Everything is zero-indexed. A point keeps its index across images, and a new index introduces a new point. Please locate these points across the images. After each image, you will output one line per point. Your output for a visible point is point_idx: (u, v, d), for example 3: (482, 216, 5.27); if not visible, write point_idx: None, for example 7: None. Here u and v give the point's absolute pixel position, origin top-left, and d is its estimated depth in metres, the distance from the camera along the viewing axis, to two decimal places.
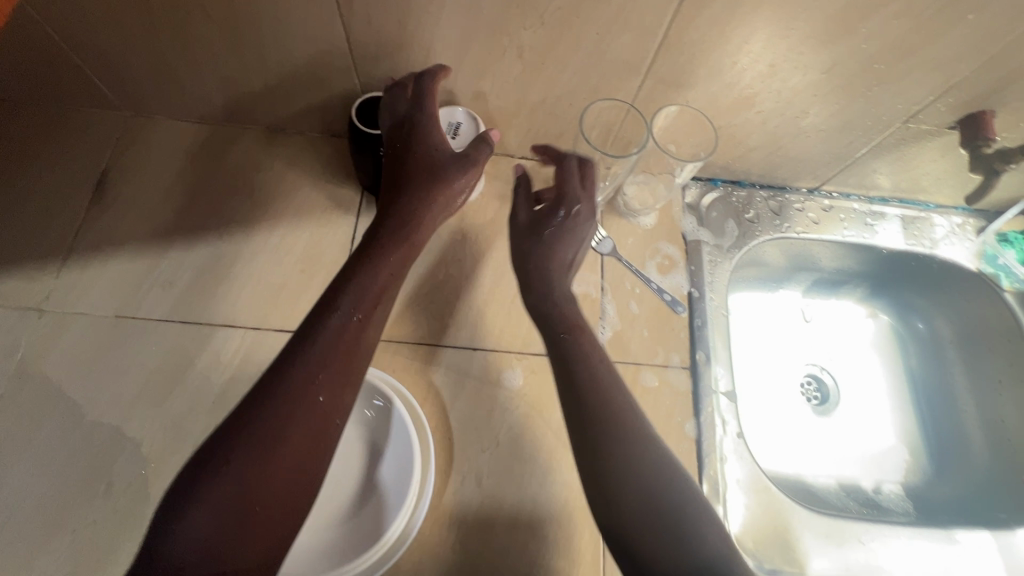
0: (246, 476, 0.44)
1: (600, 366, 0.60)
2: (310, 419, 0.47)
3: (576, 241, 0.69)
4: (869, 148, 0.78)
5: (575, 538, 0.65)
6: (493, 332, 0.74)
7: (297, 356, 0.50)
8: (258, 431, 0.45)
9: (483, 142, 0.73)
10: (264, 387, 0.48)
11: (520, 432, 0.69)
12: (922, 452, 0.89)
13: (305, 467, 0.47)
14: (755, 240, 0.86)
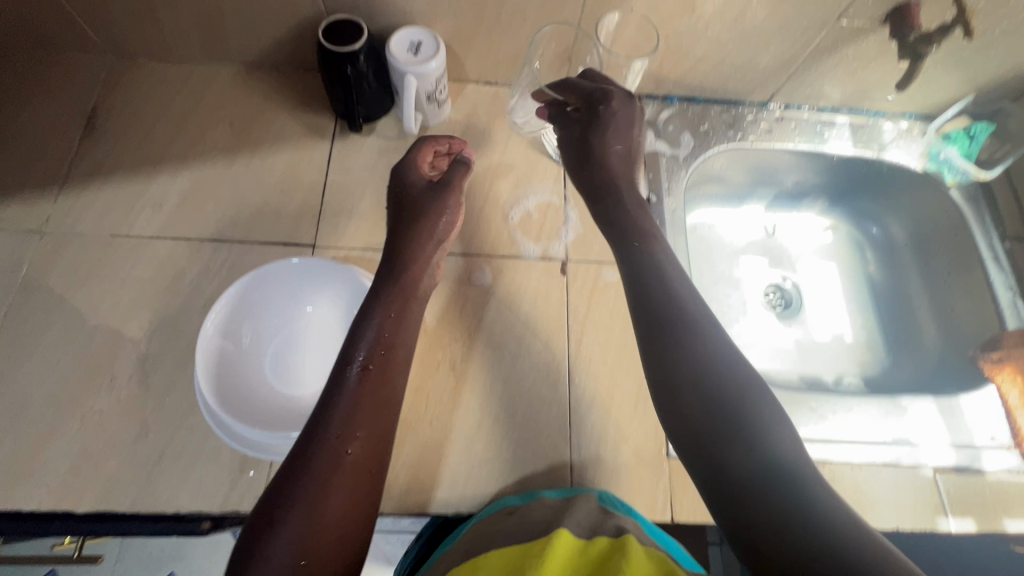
0: (303, 503, 0.47)
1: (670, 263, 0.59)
2: (349, 455, 0.50)
3: (624, 141, 0.69)
4: (810, 51, 0.83)
5: (543, 413, 0.70)
6: (462, 239, 0.79)
7: (327, 400, 0.53)
8: (305, 473, 0.48)
9: (444, 58, 0.77)
10: (304, 438, 0.51)
11: (490, 323, 0.74)
12: (879, 345, 0.96)
13: (348, 498, 0.48)
14: (710, 150, 0.91)
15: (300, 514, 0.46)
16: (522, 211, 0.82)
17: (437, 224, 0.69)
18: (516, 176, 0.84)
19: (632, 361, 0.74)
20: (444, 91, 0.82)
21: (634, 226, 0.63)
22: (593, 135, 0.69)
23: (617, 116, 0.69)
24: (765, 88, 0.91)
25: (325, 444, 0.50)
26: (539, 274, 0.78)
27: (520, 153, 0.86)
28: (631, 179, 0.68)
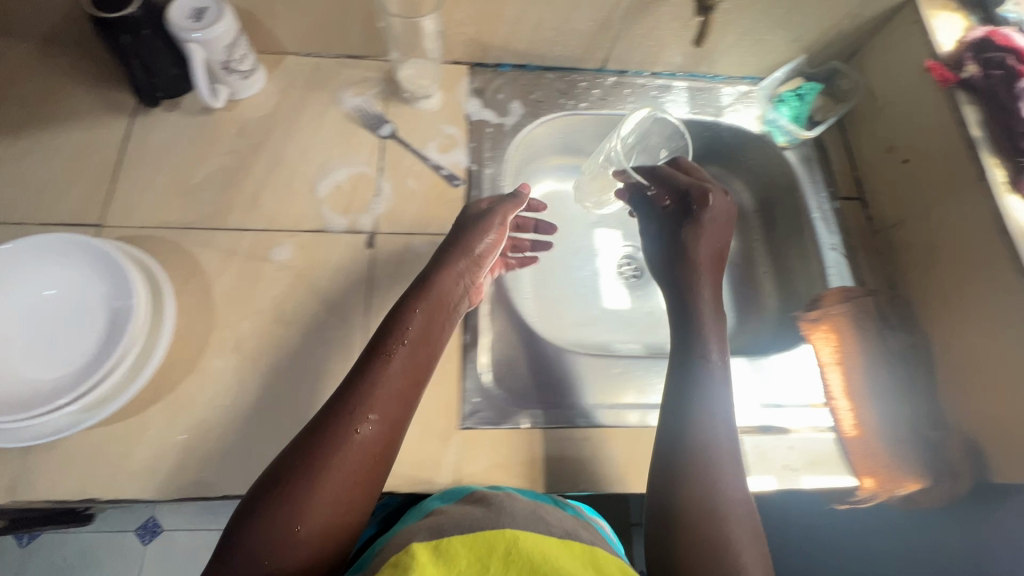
0: (278, 489, 0.48)
1: (708, 319, 0.69)
2: (354, 457, 0.50)
3: (716, 237, 0.73)
4: (625, 11, 0.81)
5: (333, 388, 0.68)
6: (265, 214, 0.76)
7: (361, 397, 0.54)
8: (304, 480, 0.48)
9: (234, 24, 0.74)
10: (321, 430, 0.51)
11: (284, 299, 0.72)
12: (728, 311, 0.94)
13: (354, 505, 0.50)
14: (542, 118, 0.89)
15: (303, 522, 0.46)
16: (331, 184, 0.79)
17: (480, 241, 0.69)
18: (329, 149, 0.81)
19: None
20: (249, 58, 0.80)
21: (695, 308, 0.70)
22: (689, 227, 0.74)
23: (715, 204, 0.73)
24: (596, 54, 0.89)
25: (313, 438, 0.51)
26: (344, 247, 0.76)
27: (335, 124, 0.83)
28: (716, 254, 0.74)
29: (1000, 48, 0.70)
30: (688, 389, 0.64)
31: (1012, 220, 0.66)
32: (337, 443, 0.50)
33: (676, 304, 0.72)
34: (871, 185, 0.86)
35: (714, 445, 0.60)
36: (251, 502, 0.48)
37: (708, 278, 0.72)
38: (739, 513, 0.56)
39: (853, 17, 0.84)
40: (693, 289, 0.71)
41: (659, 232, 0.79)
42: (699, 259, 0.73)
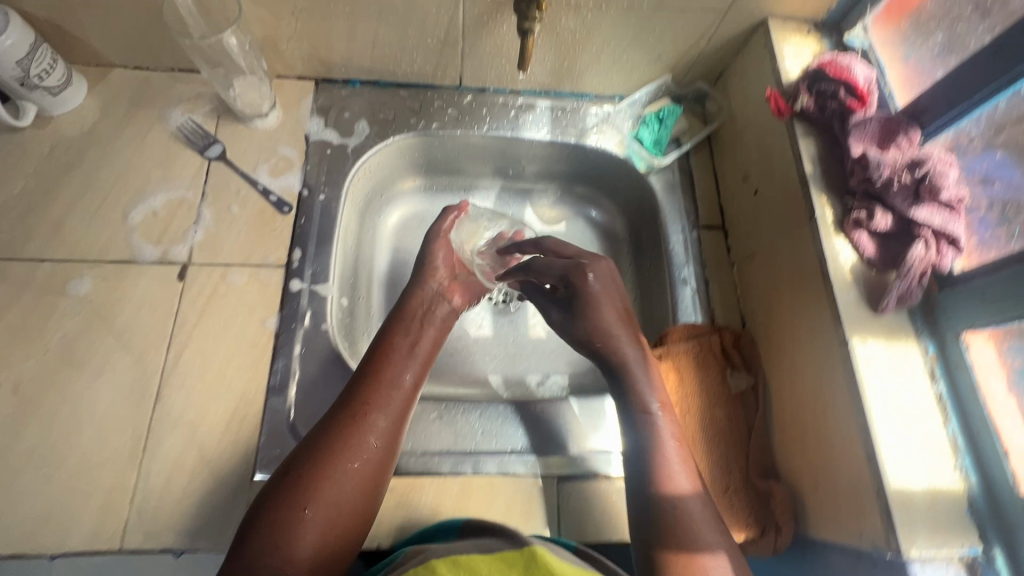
0: (306, 477, 0.50)
1: (648, 393, 0.63)
2: (367, 444, 0.53)
3: (610, 293, 0.68)
4: (464, 29, 0.76)
5: (117, 436, 0.64)
6: (65, 243, 0.71)
7: (350, 400, 0.56)
8: (316, 465, 0.51)
9: (22, 34, 0.68)
10: (325, 428, 0.54)
11: (76, 338, 0.67)
12: None
13: (365, 493, 0.52)
14: (389, 139, 0.84)
15: (310, 505, 0.49)
16: (145, 211, 0.74)
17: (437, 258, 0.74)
18: (148, 171, 0.76)
19: (237, 374, 0.68)
20: (60, 68, 0.74)
21: (631, 381, 0.64)
22: (578, 299, 0.69)
23: (595, 278, 0.68)
24: (448, 71, 0.84)
25: (343, 426, 0.54)
26: (151, 280, 0.71)
27: (159, 145, 0.78)
28: (620, 313, 0.68)
29: (833, 79, 0.67)
30: (642, 450, 0.60)
31: (835, 263, 0.63)
32: (352, 435, 0.53)
33: (614, 386, 0.66)
34: (731, 214, 0.82)
35: (671, 472, 0.58)
36: (262, 498, 0.50)
37: (625, 338, 0.67)
38: (703, 519, 0.54)
39: (711, 38, 0.79)
40: (622, 369, 0.65)
41: (552, 308, 0.73)
42: (616, 328, 0.67)
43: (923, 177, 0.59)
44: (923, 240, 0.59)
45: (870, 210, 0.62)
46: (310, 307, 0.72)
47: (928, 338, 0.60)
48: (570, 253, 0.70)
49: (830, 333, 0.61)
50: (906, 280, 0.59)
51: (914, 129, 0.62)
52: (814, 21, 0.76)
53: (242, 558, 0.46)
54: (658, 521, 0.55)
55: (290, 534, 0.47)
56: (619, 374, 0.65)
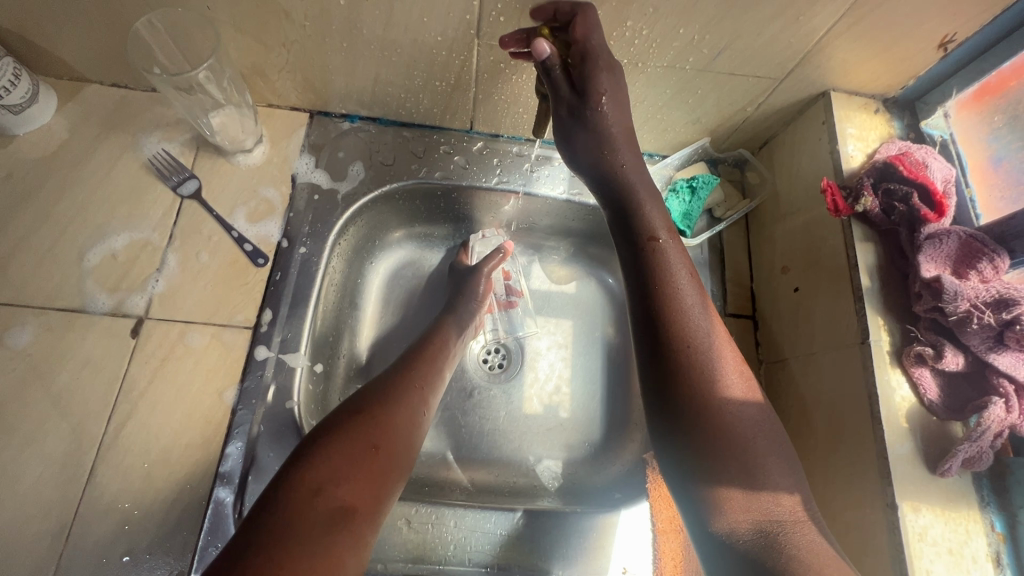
0: (369, 416, 0.53)
1: (684, 288, 0.54)
2: (417, 401, 0.58)
3: (625, 122, 0.60)
4: (477, 75, 0.66)
5: (40, 519, 0.56)
6: (10, 285, 0.63)
7: (402, 368, 0.61)
8: (382, 410, 0.54)
9: None
10: (376, 385, 0.58)
11: (8, 398, 0.59)
12: (598, 426, 0.80)
13: (415, 442, 0.56)
14: (386, 187, 0.75)
15: (378, 444, 0.51)
16: (104, 252, 0.66)
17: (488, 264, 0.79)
18: (113, 205, 0.68)
19: (183, 454, 0.60)
20: (25, 83, 0.66)
21: (663, 274, 0.54)
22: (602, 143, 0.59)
23: (610, 87, 0.57)
24: (458, 115, 0.75)
25: (393, 386, 0.58)
26: (99, 335, 0.63)
27: (128, 176, 0.70)
28: (654, 193, 0.59)
29: (904, 179, 0.58)
30: (674, 360, 0.51)
31: (888, 404, 0.53)
32: (401, 392, 0.58)
33: (634, 289, 0.56)
34: (764, 306, 0.72)
35: (717, 373, 0.51)
36: (316, 433, 0.51)
37: (699, 325, 0.53)
38: (751, 425, 0.49)
39: (760, 105, 0.69)
40: (657, 267, 0.55)
41: (565, 141, 0.61)
42: (648, 206, 0.58)
43: (1011, 321, 0.48)
44: (1002, 396, 0.49)
45: (937, 345, 0.52)
46: (276, 380, 0.64)
47: (996, 512, 0.50)
48: (596, 82, 0.56)
49: (873, 491, 0.51)
50: (977, 444, 0.49)
51: (1001, 254, 0.52)
52: (885, 98, 0.66)
53: (308, 481, 0.46)
54: (705, 437, 0.49)
55: (360, 467, 0.49)
56: (663, 290, 0.54)
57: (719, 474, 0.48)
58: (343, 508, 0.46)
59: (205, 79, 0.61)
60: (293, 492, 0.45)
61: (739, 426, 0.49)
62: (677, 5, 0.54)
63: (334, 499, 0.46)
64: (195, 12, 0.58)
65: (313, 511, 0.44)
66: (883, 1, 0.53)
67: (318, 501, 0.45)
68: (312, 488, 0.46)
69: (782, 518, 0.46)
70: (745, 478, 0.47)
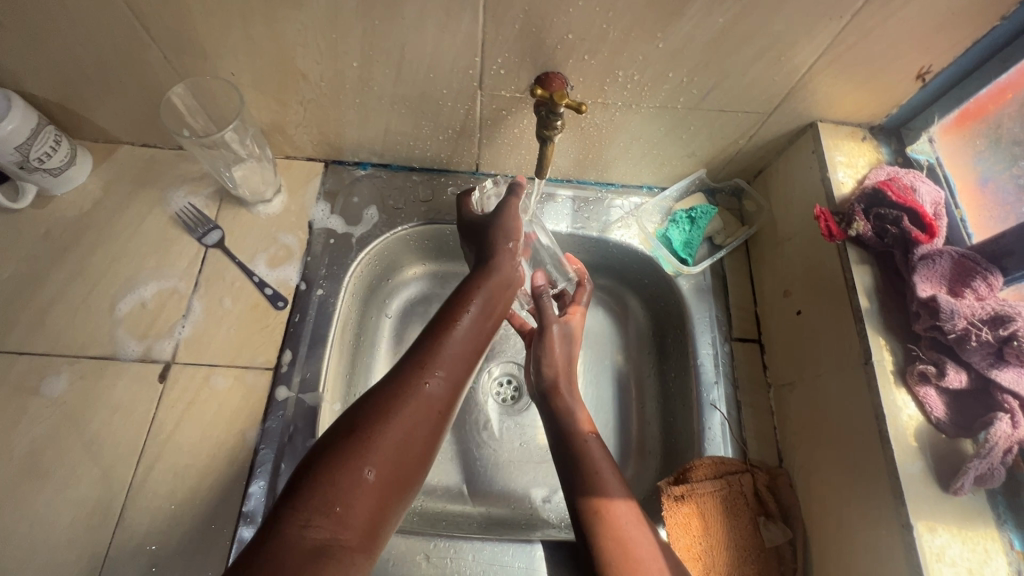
0: (367, 430, 0.46)
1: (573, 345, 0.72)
2: (433, 402, 0.50)
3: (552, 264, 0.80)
4: (481, 122, 0.70)
5: (70, 564, 0.58)
6: (47, 335, 0.67)
7: (421, 355, 0.52)
8: (384, 420, 0.47)
9: (28, 119, 0.64)
10: (381, 382, 0.50)
11: (43, 445, 0.62)
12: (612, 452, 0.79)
13: (426, 451, 0.49)
14: (397, 229, 0.79)
15: (373, 465, 0.45)
16: (133, 301, 0.70)
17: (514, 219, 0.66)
18: (142, 256, 0.73)
19: (208, 494, 0.62)
20: (64, 148, 0.71)
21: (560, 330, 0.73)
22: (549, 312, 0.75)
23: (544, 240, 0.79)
24: (463, 159, 0.79)
25: (399, 384, 0.50)
26: (129, 381, 0.66)
27: (157, 228, 0.74)
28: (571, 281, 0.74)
29: (894, 204, 0.60)
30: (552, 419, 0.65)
31: (896, 424, 0.53)
32: (412, 392, 0.49)
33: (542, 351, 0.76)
34: (769, 330, 0.73)
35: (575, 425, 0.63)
36: (314, 450, 0.46)
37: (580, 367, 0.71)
38: (597, 464, 0.58)
39: (752, 137, 0.72)
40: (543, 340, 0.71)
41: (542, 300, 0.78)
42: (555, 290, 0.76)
43: (1009, 337, 0.49)
44: (1007, 412, 0.50)
45: (939, 363, 0.53)
46: (296, 418, 0.66)
47: (1013, 529, 0.50)
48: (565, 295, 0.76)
49: (888, 511, 0.52)
50: (987, 460, 0.49)
51: (994, 272, 0.54)
52: (871, 126, 0.69)
53: (291, 515, 0.41)
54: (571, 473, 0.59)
55: (351, 498, 0.43)
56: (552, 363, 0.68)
57: (575, 505, 0.57)
58: (330, 544, 0.40)
59: (230, 138, 0.66)
60: (276, 526, 0.40)
61: (596, 468, 0.58)
62: (664, 52, 0.58)
63: (320, 532, 0.41)
64: (221, 79, 0.63)
65: (301, 545, 0.39)
66: (859, 39, 0.56)
67: (302, 536, 0.40)
68: (294, 527, 0.40)
69: (625, 541, 0.53)
70: (601, 506, 0.55)
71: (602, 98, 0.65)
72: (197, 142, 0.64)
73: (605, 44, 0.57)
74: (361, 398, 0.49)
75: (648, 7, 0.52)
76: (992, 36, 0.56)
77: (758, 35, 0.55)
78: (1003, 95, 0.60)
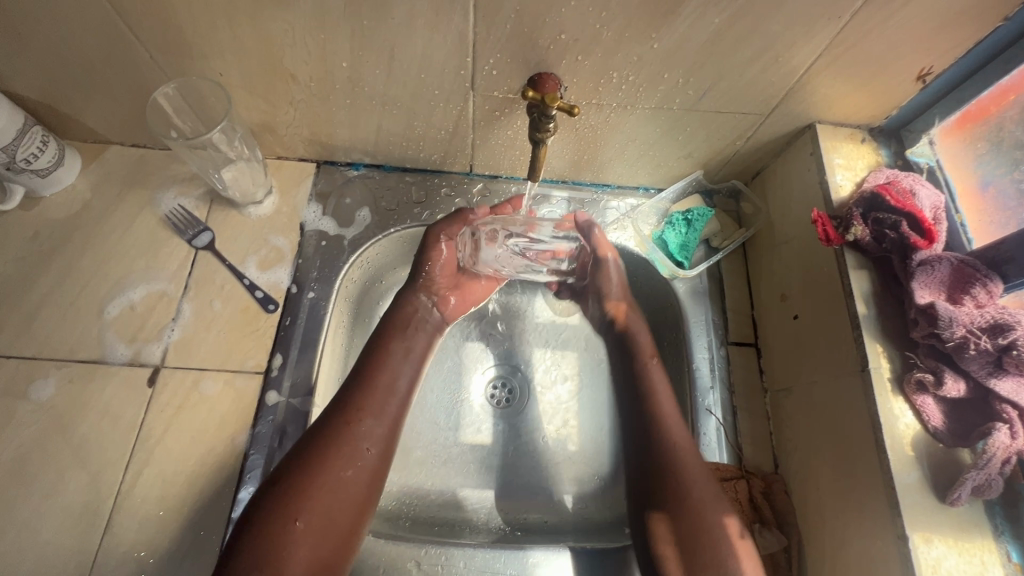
0: (282, 492, 0.52)
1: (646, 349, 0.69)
2: (357, 455, 0.55)
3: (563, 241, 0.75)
4: (474, 123, 0.69)
5: (57, 571, 0.57)
6: (35, 339, 0.66)
7: (340, 406, 0.58)
8: (303, 477, 0.52)
9: (12, 119, 0.63)
10: (315, 435, 0.56)
11: (30, 450, 0.61)
12: (607, 455, 0.79)
13: (361, 495, 0.55)
14: (391, 230, 0.78)
15: (300, 518, 0.51)
16: (121, 304, 0.69)
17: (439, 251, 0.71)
18: (131, 258, 0.72)
19: (197, 501, 0.61)
20: (51, 149, 0.70)
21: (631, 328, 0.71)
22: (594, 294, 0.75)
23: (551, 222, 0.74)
24: (457, 159, 0.78)
25: (319, 438, 0.55)
26: (117, 385, 0.65)
27: (146, 229, 0.73)
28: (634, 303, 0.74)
29: (894, 208, 0.59)
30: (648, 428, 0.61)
31: (892, 433, 0.53)
32: (342, 453, 0.55)
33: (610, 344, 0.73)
34: (766, 334, 0.72)
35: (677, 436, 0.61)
36: (249, 513, 0.51)
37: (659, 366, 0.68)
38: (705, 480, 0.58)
39: (750, 139, 0.71)
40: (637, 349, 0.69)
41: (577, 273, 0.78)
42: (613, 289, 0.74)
43: (1008, 346, 0.49)
44: (1006, 422, 0.49)
45: (937, 371, 0.53)
46: (286, 423, 0.66)
47: (1010, 541, 0.49)
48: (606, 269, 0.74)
49: (883, 522, 0.51)
50: (984, 471, 0.48)
51: (994, 279, 0.53)
52: (871, 128, 0.68)
53: None
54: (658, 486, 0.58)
55: (270, 551, 0.48)
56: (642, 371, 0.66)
57: (665, 524, 0.56)
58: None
59: (218, 139, 0.65)
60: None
61: (696, 491, 0.57)
62: (659, 52, 0.56)
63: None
64: (208, 79, 0.62)
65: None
66: (859, 39, 0.55)
67: None
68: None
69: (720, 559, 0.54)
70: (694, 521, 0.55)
71: (596, 99, 0.63)
72: (184, 144, 0.63)
73: (599, 45, 0.56)
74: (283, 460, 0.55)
75: (641, 6, 0.51)
76: (995, 37, 0.55)
77: (754, 35, 0.54)
78: (1005, 97, 0.59)
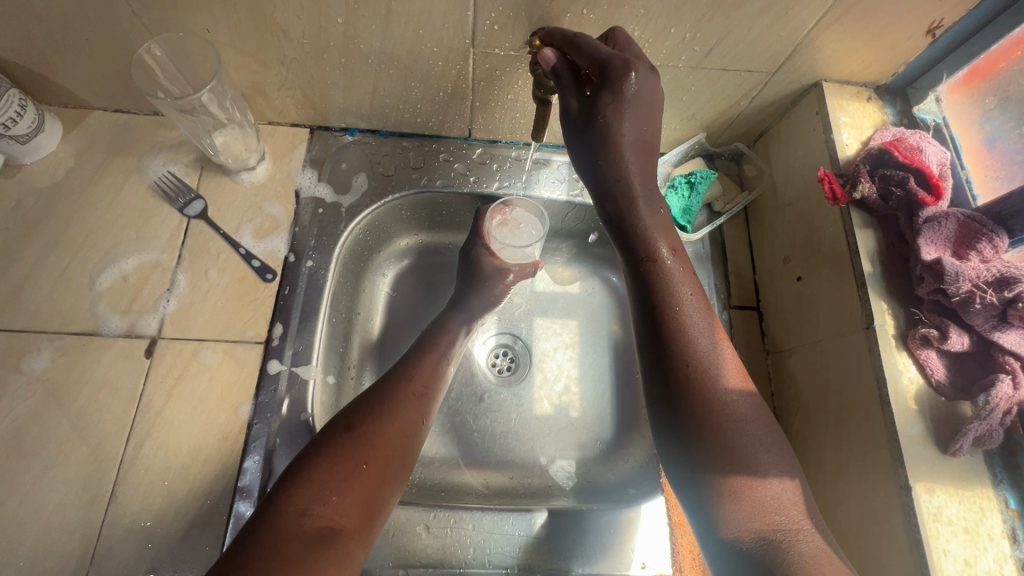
0: (352, 433, 0.52)
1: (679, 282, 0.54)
2: (411, 415, 0.56)
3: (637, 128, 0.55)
4: (474, 83, 0.67)
5: (62, 544, 0.57)
6: (24, 311, 0.64)
7: (401, 377, 0.60)
8: (369, 423, 0.53)
9: None
10: (371, 396, 0.57)
11: (27, 423, 0.60)
12: (609, 421, 0.79)
13: (413, 455, 0.55)
14: (388, 198, 0.76)
15: (367, 460, 0.50)
16: (114, 275, 0.67)
17: (497, 286, 0.74)
18: (121, 228, 0.69)
19: (203, 471, 0.61)
20: (30, 114, 0.67)
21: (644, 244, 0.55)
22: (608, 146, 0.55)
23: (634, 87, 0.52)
24: (456, 123, 0.75)
25: (376, 397, 0.56)
26: (114, 357, 0.64)
27: (135, 198, 0.71)
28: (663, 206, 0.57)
29: (900, 164, 0.59)
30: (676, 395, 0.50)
31: (897, 387, 0.53)
32: (398, 405, 0.56)
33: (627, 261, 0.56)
34: (768, 297, 0.72)
35: (713, 379, 0.50)
36: (306, 456, 0.50)
37: (687, 294, 0.53)
38: (755, 436, 0.48)
39: (755, 98, 0.69)
40: (656, 279, 0.54)
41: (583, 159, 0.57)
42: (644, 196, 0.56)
43: (1013, 299, 0.49)
44: (1008, 373, 0.50)
45: (941, 327, 0.53)
46: (287, 391, 0.65)
47: (1009, 489, 0.51)
48: (622, 81, 0.52)
49: (887, 474, 0.52)
50: (986, 422, 0.49)
51: (1000, 234, 0.53)
52: (877, 86, 0.68)
53: (281, 516, 0.45)
54: (702, 453, 0.48)
55: (329, 481, 0.48)
56: (663, 304, 0.53)
57: (717, 496, 0.47)
58: (332, 528, 0.46)
59: (208, 100, 0.62)
60: (281, 511, 0.45)
61: (754, 457, 0.48)
62: (667, 5, 0.55)
63: (322, 519, 0.46)
64: (196, 36, 0.60)
65: (303, 523, 0.44)
66: None
67: (304, 520, 0.45)
68: (298, 510, 0.45)
69: (788, 527, 0.45)
70: (749, 494, 0.46)
71: None
72: (173, 105, 0.60)
73: None
74: (343, 413, 0.55)
75: None
76: None
77: None
78: (1015, 50, 0.58)
